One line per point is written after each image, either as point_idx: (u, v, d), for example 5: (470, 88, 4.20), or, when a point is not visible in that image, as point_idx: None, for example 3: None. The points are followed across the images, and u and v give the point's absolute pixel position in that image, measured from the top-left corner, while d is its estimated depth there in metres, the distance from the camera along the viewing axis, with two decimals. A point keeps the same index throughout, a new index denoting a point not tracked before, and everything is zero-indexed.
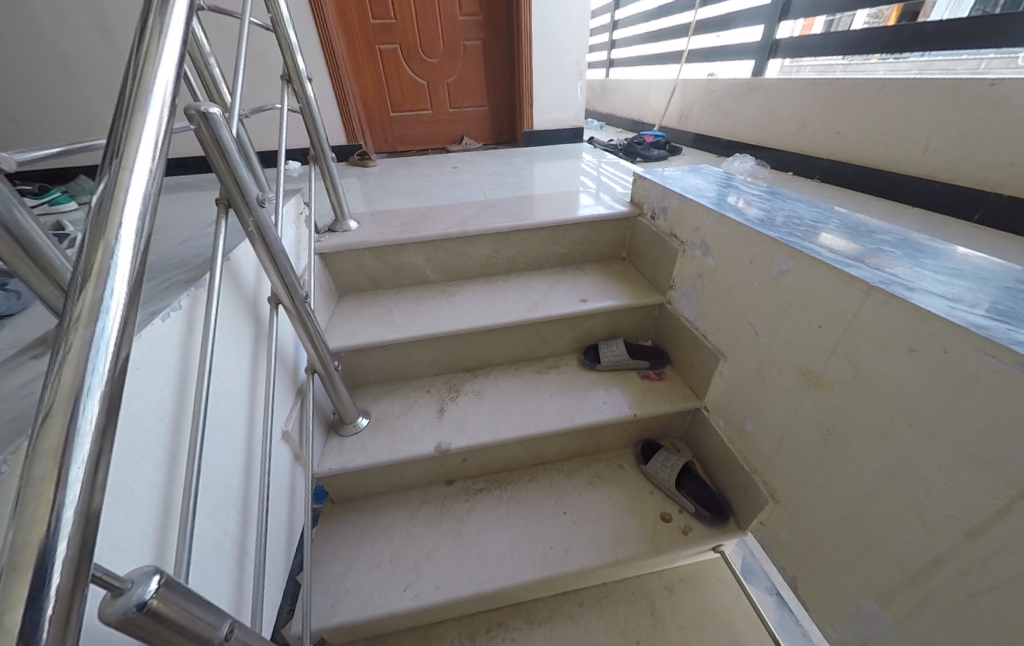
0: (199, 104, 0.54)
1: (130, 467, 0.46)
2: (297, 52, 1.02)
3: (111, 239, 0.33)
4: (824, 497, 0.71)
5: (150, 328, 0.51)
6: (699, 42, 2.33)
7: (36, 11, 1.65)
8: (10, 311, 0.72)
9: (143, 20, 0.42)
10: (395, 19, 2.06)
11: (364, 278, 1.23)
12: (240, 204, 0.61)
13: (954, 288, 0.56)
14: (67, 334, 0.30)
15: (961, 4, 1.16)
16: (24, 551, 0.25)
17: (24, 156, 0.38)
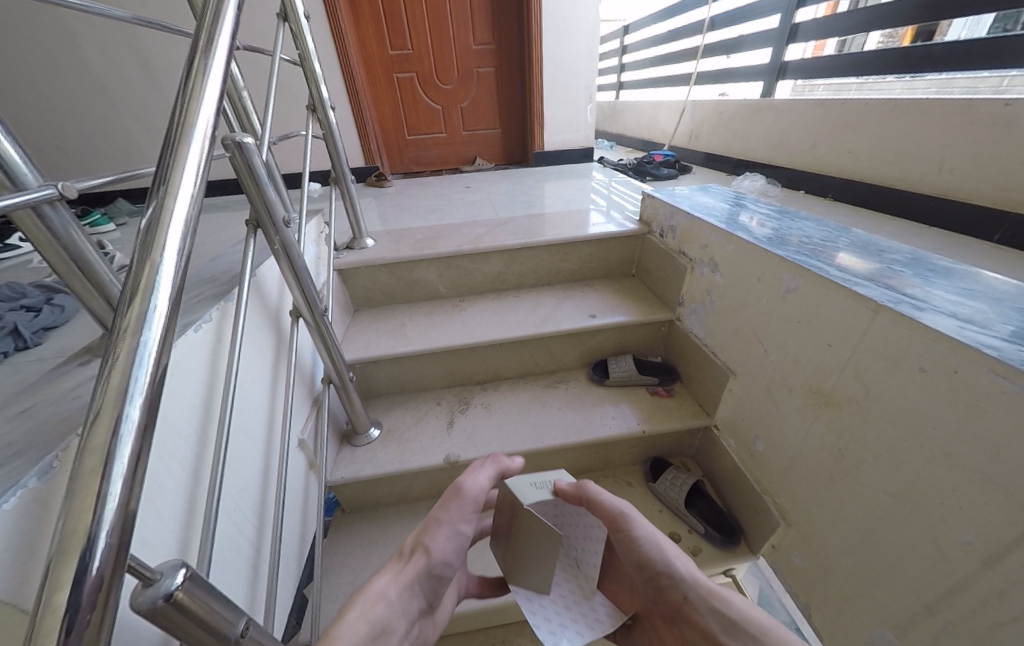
0: (236, 135, 0.59)
1: (161, 468, 0.49)
2: (322, 82, 1.09)
3: (157, 257, 0.36)
4: (837, 519, 0.70)
5: (184, 338, 0.55)
6: (707, 64, 2.39)
7: (87, 50, 1.79)
8: (54, 323, 0.77)
9: (189, 63, 0.47)
10: (413, 49, 2.17)
11: (379, 293, 1.28)
12: (268, 224, 0.66)
13: (963, 307, 0.56)
14: (116, 343, 0.33)
15: (980, 23, 1.15)
16: (72, 537, 0.28)
17: (83, 184, 0.43)
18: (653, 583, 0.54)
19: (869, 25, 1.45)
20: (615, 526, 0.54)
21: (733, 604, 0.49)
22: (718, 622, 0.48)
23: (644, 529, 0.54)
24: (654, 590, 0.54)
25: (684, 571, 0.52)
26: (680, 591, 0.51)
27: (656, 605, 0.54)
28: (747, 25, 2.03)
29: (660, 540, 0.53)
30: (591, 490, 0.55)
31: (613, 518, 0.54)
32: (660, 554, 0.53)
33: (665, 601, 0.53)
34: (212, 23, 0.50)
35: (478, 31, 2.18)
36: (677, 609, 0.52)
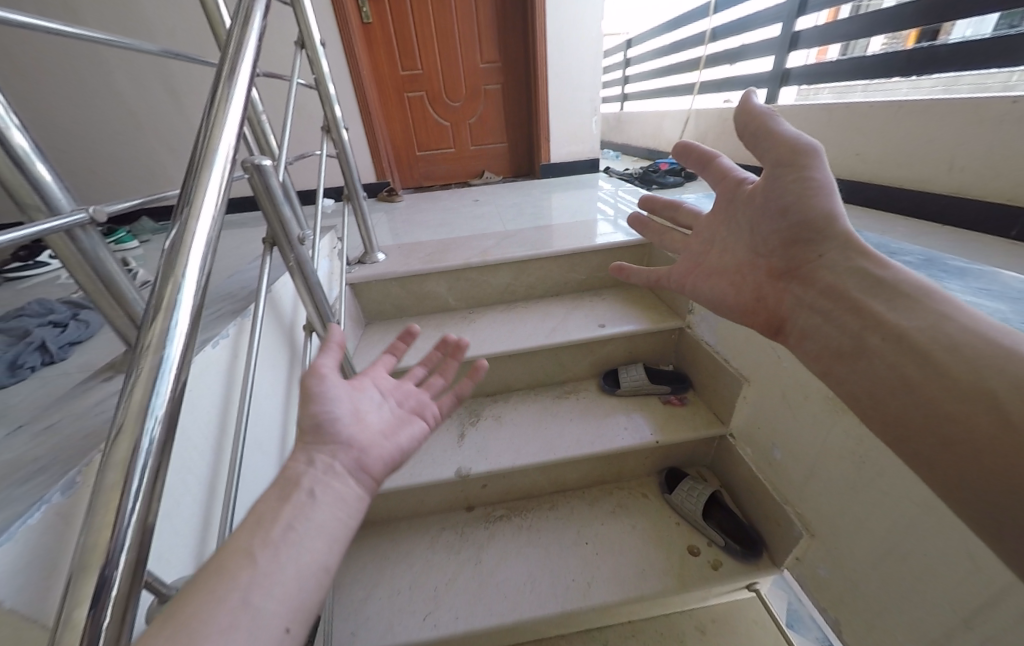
0: (254, 157, 0.61)
1: (178, 482, 0.50)
2: (336, 103, 1.12)
3: (179, 275, 0.37)
4: (862, 529, 0.68)
5: (202, 354, 0.57)
6: (710, 74, 2.41)
7: (116, 80, 1.89)
8: (80, 338, 0.80)
9: (213, 90, 0.49)
10: (422, 69, 2.23)
11: (390, 306, 1.29)
12: (283, 242, 0.67)
13: (978, 307, 0.55)
14: (139, 359, 0.34)
15: (984, 22, 1.14)
16: (93, 551, 0.28)
17: (113, 208, 0.45)
18: (790, 236, 0.49)
19: (872, 29, 1.44)
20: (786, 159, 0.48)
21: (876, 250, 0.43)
22: (856, 278, 0.43)
23: (819, 166, 0.47)
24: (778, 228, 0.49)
25: (844, 223, 0.45)
26: (818, 251, 0.46)
27: (775, 259, 0.50)
28: (749, 34, 2.04)
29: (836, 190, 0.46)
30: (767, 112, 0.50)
31: (786, 148, 0.48)
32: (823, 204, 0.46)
33: (793, 246, 0.48)
34: (235, 52, 0.53)
35: (485, 50, 2.24)
36: (811, 262, 0.46)
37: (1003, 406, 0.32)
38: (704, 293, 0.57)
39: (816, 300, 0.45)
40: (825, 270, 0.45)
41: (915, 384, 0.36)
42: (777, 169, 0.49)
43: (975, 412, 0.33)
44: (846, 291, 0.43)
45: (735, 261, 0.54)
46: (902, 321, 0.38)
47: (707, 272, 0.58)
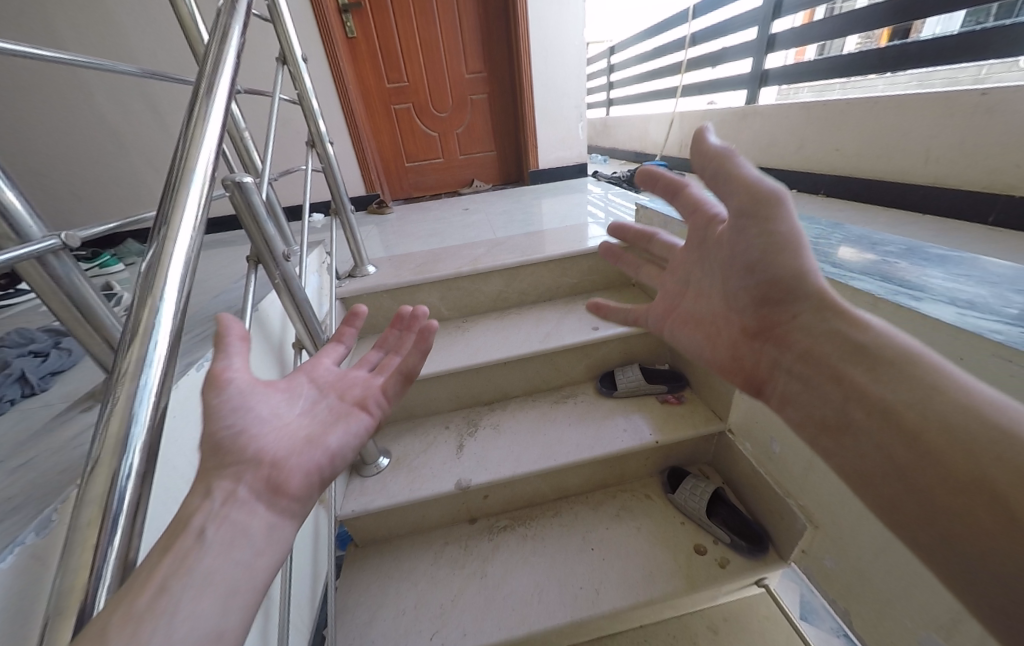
0: (236, 175, 0.60)
1: (163, 511, 0.48)
2: (320, 117, 1.12)
3: (156, 298, 0.36)
4: (864, 520, 0.67)
5: (186, 377, 0.55)
6: (692, 77, 2.44)
7: (99, 104, 1.88)
8: (62, 367, 0.78)
9: (190, 109, 0.49)
10: (408, 81, 2.24)
11: (382, 318, 1.28)
12: (268, 259, 0.66)
13: (961, 293, 0.55)
14: (116, 387, 0.33)
15: (951, 20, 1.17)
16: (70, 593, 0.27)
17: (87, 233, 0.44)
18: (761, 293, 0.45)
19: (846, 29, 1.47)
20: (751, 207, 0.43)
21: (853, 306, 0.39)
22: (834, 343, 0.39)
23: (787, 213, 0.42)
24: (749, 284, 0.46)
25: (817, 279, 0.41)
26: (791, 312, 0.42)
27: (750, 313, 0.46)
28: (727, 38, 2.07)
29: (807, 241, 0.42)
30: (727, 152, 0.44)
31: (749, 196, 0.43)
32: (793, 261, 0.42)
33: (767, 304, 0.44)
34: (213, 70, 0.52)
35: (469, 61, 2.26)
36: (785, 323, 0.43)
37: (1005, 499, 0.29)
38: (686, 340, 0.55)
39: (795, 364, 0.42)
40: (800, 332, 0.42)
41: (901, 463, 0.34)
42: (740, 221, 0.45)
43: (971, 499, 0.30)
44: (822, 358, 0.39)
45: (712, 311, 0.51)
46: (886, 391, 0.35)
47: (687, 318, 0.55)
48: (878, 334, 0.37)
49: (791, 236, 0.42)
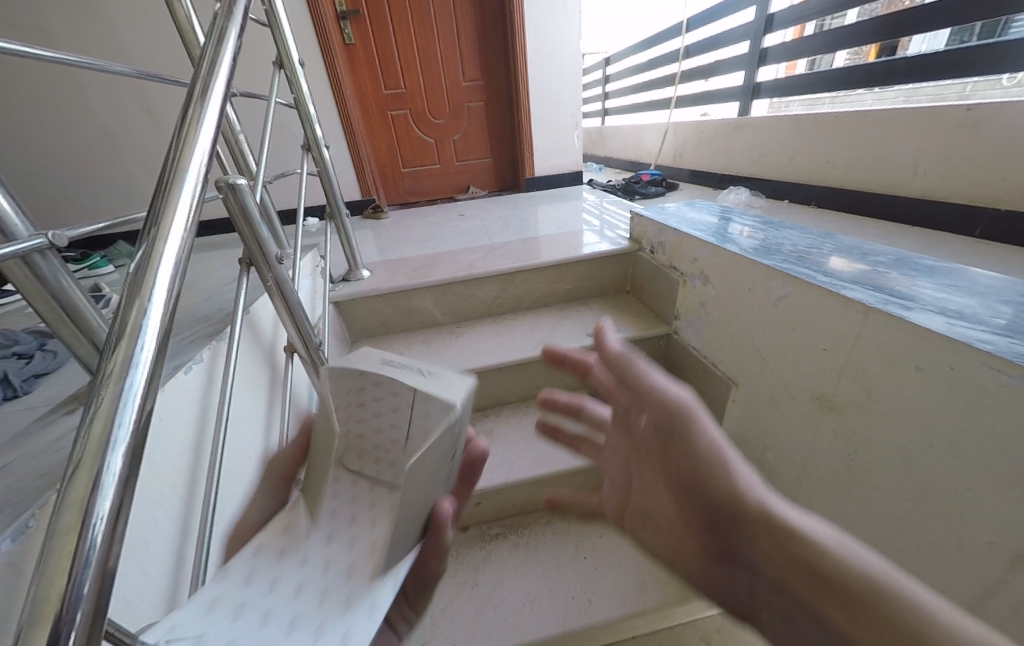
0: (229, 177, 0.60)
1: (145, 518, 0.47)
2: (316, 123, 1.12)
3: (145, 299, 0.36)
4: (857, 529, 0.67)
5: (174, 380, 0.55)
6: (686, 89, 2.48)
7: (92, 103, 1.87)
8: (47, 369, 0.77)
9: (184, 110, 0.49)
10: (405, 88, 2.26)
11: (376, 323, 1.27)
12: (261, 262, 0.66)
13: (952, 303, 0.56)
14: (100, 388, 0.32)
15: (936, 38, 1.20)
16: (45, 602, 0.26)
17: (74, 233, 0.43)
18: (702, 507, 0.40)
19: (836, 45, 1.51)
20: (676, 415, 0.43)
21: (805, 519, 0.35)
22: (794, 568, 0.33)
23: (704, 425, 0.41)
24: (693, 502, 0.41)
25: (755, 493, 0.37)
26: (743, 524, 0.37)
27: (695, 535, 0.41)
28: (721, 51, 2.11)
29: (731, 454, 0.40)
30: (636, 361, 0.46)
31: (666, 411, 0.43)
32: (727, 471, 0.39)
33: (714, 529, 0.39)
34: (208, 73, 0.52)
35: (466, 69, 2.28)
36: (736, 540, 0.37)
37: None
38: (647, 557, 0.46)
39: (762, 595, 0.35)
40: (752, 551, 0.36)
41: None
42: (665, 431, 0.43)
43: None
44: (787, 584, 0.34)
45: (659, 520, 0.45)
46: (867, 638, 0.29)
47: (643, 528, 0.47)
48: (839, 563, 0.32)
49: (713, 447, 0.40)
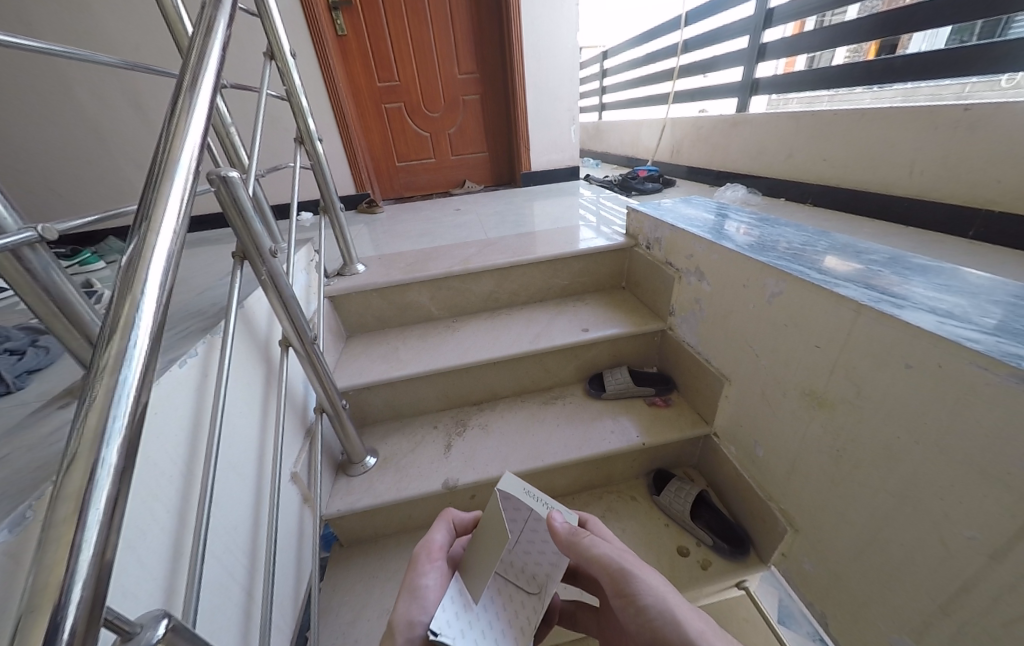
0: (221, 169, 0.59)
1: (144, 512, 0.47)
2: (309, 115, 1.11)
3: (138, 292, 0.36)
4: (843, 522, 0.69)
5: (169, 374, 0.55)
6: (684, 84, 2.47)
7: (79, 94, 1.84)
8: (39, 365, 0.76)
9: (174, 100, 0.48)
10: (399, 80, 2.24)
11: (371, 318, 1.27)
12: (254, 256, 0.66)
13: (942, 302, 0.57)
14: (95, 381, 0.32)
15: (938, 36, 1.21)
16: (44, 591, 0.26)
17: (65, 225, 0.43)
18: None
19: (836, 42, 1.51)
20: (617, 585, 0.47)
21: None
22: None
23: (648, 577, 0.47)
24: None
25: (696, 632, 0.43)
26: None
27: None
28: (719, 46, 2.10)
29: (671, 599, 0.45)
30: (586, 543, 0.47)
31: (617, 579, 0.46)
32: (674, 625, 0.44)
33: None
34: (196, 63, 0.52)
35: (463, 62, 2.26)
36: None
37: None
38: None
39: None
40: None
41: None
42: (617, 596, 0.47)
43: None
44: None
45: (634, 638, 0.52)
46: None
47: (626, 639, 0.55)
48: None
49: (657, 599, 0.45)
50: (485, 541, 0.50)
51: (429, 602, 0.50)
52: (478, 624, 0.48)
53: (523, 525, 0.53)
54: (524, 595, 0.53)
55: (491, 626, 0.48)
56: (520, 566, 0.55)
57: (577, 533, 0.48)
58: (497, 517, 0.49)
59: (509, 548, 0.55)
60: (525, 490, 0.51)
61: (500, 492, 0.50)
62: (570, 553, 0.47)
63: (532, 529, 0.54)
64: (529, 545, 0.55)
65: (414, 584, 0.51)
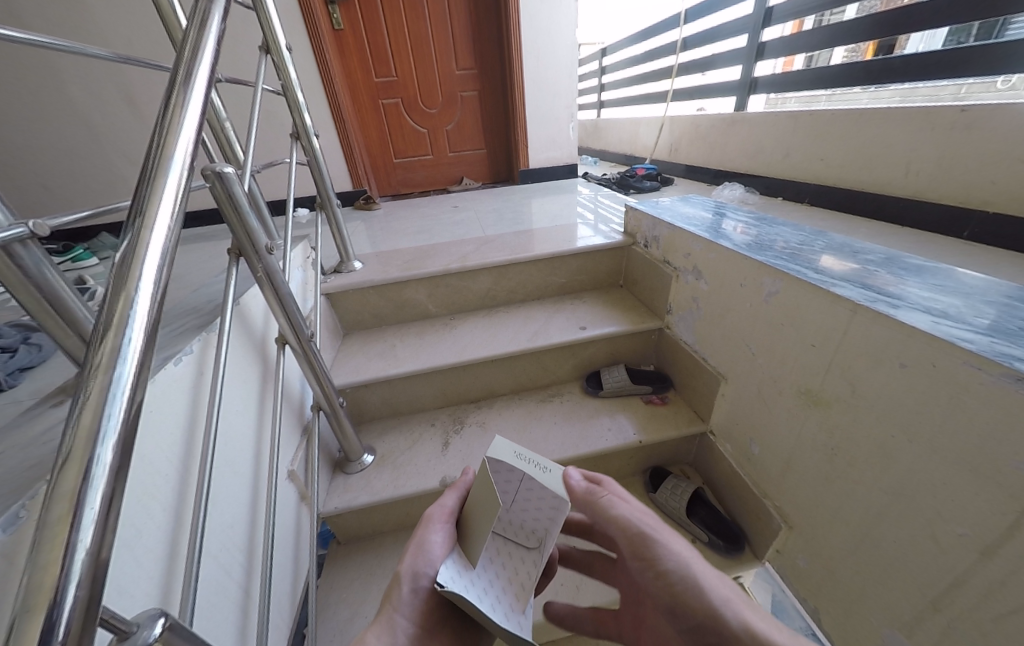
0: (216, 165, 0.59)
1: (140, 511, 0.47)
2: (305, 111, 1.10)
3: (132, 290, 0.35)
4: (837, 519, 0.69)
5: (164, 372, 0.54)
6: (682, 82, 2.47)
7: (70, 88, 1.81)
8: (32, 363, 0.75)
9: (167, 94, 0.48)
10: (396, 75, 2.22)
11: (368, 315, 1.27)
12: (250, 252, 0.65)
13: (936, 302, 0.57)
14: (88, 380, 0.32)
15: (935, 37, 1.21)
16: (38, 591, 0.26)
17: (57, 221, 0.42)
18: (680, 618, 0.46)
19: (834, 41, 1.51)
20: (636, 543, 0.49)
21: (768, 622, 0.41)
22: None
23: (670, 542, 0.48)
24: (677, 620, 0.46)
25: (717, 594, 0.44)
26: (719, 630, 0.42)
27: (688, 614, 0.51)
28: (718, 45, 2.10)
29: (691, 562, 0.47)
30: (605, 501, 0.50)
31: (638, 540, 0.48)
32: (694, 585, 0.45)
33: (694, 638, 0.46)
34: (191, 57, 0.51)
35: (461, 57, 2.25)
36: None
37: None
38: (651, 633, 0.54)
39: None
40: None
41: None
42: (635, 556, 0.49)
43: None
44: None
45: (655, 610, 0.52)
46: None
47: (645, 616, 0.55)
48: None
49: (679, 564, 0.46)
50: (480, 507, 0.50)
51: (435, 557, 0.50)
52: (479, 583, 0.48)
53: (517, 489, 0.52)
54: (524, 551, 0.52)
55: (490, 586, 0.49)
56: (518, 525, 0.53)
57: (599, 493, 0.51)
58: (490, 487, 0.48)
59: (504, 508, 0.53)
60: (515, 454, 0.51)
61: (488, 456, 0.49)
62: (596, 513, 0.51)
63: (527, 491, 0.51)
64: (524, 506, 0.52)
65: (422, 540, 0.51)
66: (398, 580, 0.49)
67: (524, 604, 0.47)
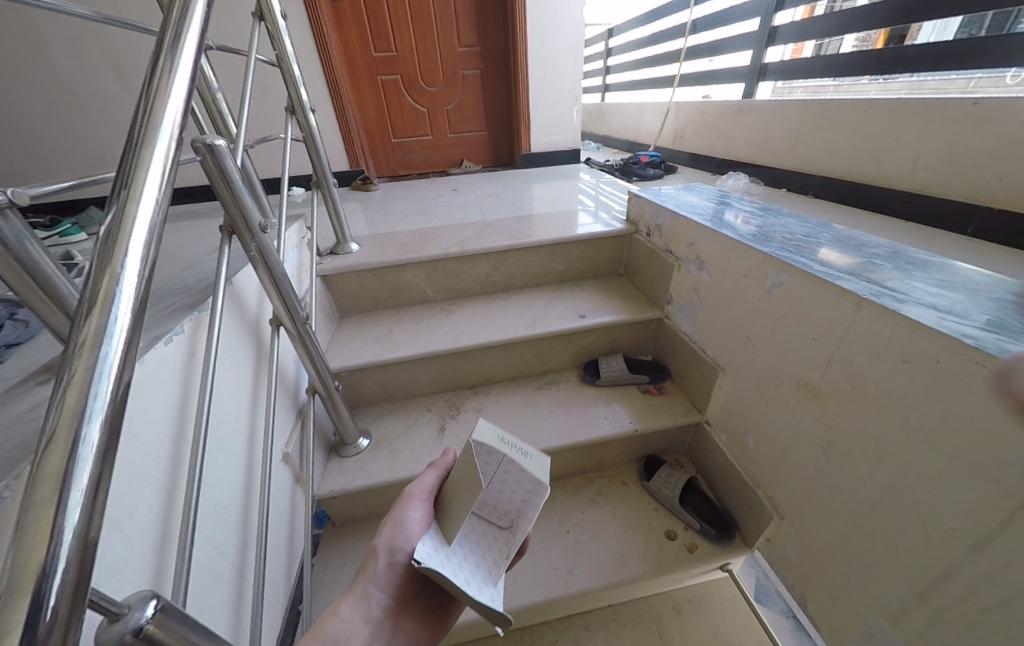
0: (206, 137, 0.56)
1: (130, 492, 0.46)
2: (301, 84, 1.05)
3: (118, 265, 0.34)
4: (829, 511, 0.70)
5: (153, 352, 0.53)
6: (690, 66, 2.41)
7: (55, 54, 1.74)
8: (18, 340, 0.74)
9: (154, 59, 0.45)
10: (396, 51, 2.15)
11: (365, 298, 1.25)
12: (243, 230, 0.63)
13: (942, 298, 0.56)
14: (72, 358, 0.31)
15: (947, 27, 1.18)
16: (23, 573, 0.25)
17: (36, 191, 0.40)
18: None
19: (846, 28, 1.47)
20: None
21: None
22: None
23: None
24: None
25: None
26: None
27: None
28: (728, 28, 2.04)
29: None
30: None
31: None
32: None
33: None
34: (179, 20, 0.48)
35: (463, 34, 2.17)
36: None
37: None
38: None
39: None
40: None
41: None
42: None
43: None
44: None
45: None
46: None
47: None
48: None
49: None
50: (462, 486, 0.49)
51: (412, 533, 0.51)
52: (456, 557, 0.48)
53: (496, 471, 0.51)
54: (496, 529, 0.53)
55: (467, 558, 0.49)
56: (493, 505, 0.53)
57: None
58: (473, 468, 0.49)
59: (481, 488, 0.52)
60: (499, 437, 0.50)
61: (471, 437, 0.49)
62: None
63: (505, 473, 0.50)
64: (499, 488, 0.51)
65: (400, 515, 0.52)
66: (375, 551, 0.51)
67: (497, 576, 0.48)
